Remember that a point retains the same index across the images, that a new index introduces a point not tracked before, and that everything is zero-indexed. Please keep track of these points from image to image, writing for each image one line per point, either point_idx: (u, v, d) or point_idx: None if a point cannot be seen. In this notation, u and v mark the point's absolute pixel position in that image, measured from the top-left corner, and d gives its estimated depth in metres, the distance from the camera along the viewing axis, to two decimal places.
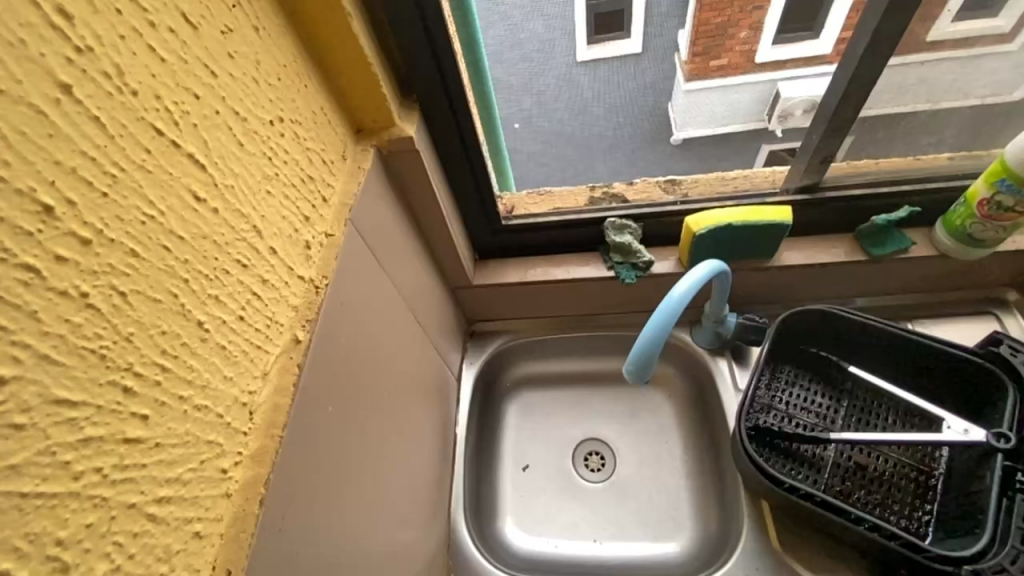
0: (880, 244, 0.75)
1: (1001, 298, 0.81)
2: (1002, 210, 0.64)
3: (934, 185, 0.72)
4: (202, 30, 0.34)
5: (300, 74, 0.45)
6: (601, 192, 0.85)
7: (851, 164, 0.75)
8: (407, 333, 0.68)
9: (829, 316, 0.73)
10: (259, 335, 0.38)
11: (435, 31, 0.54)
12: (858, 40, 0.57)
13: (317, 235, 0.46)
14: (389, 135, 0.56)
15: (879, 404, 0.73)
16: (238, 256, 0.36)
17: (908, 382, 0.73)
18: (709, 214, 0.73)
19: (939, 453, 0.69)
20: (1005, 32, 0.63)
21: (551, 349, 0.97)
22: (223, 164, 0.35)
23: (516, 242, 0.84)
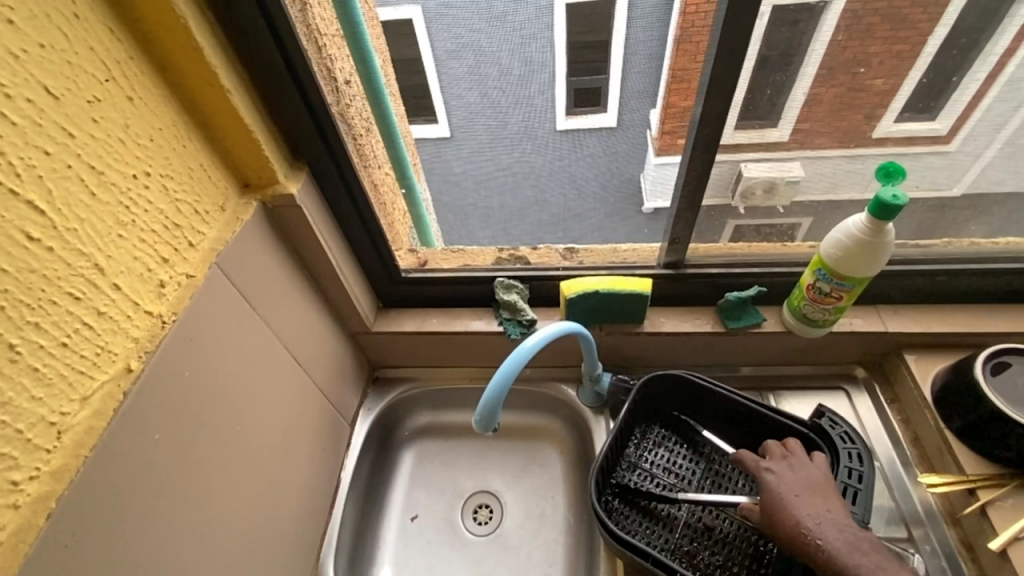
0: (736, 318, 0.84)
1: (853, 375, 0.88)
2: (822, 294, 0.73)
3: (779, 269, 0.82)
4: (64, 100, 0.41)
5: (178, 136, 0.53)
6: (508, 254, 0.93)
7: (718, 245, 0.84)
8: (286, 374, 0.71)
9: (688, 382, 0.79)
10: (84, 361, 0.42)
11: (319, 110, 0.62)
12: (688, 143, 0.68)
13: (175, 275, 0.52)
14: (273, 192, 0.63)
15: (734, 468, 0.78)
16: (71, 289, 0.41)
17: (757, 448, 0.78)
18: (581, 280, 0.81)
19: None
20: (942, 134, 0.69)
21: (451, 399, 1.01)
22: (67, 209, 0.41)
23: (415, 294, 0.91)
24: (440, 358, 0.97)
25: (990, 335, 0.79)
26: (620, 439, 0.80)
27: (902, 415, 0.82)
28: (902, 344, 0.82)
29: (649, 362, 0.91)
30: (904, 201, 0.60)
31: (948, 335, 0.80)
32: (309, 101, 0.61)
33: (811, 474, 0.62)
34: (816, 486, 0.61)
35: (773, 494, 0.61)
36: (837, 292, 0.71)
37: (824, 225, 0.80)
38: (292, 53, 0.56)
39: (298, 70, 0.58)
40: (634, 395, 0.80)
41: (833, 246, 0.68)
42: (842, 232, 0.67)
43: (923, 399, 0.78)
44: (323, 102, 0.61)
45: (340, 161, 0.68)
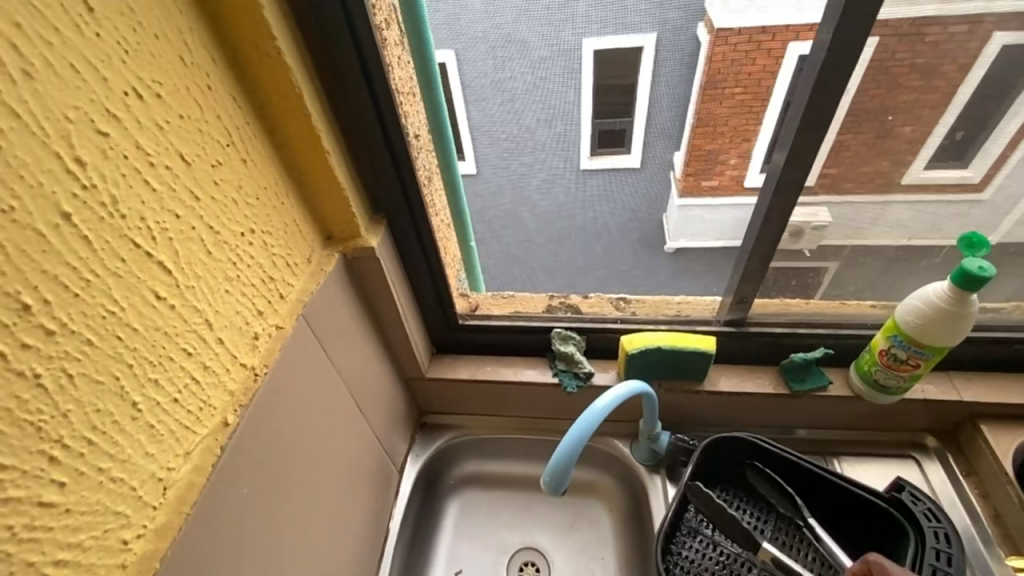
0: (801, 380, 0.82)
1: (922, 443, 0.85)
2: (897, 360, 0.71)
3: (846, 331, 0.80)
4: (194, 165, 0.43)
5: (279, 194, 0.55)
6: (559, 301, 0.93)
7: (779, 302, 0.85)
8: (349, 421, 0.72)
9: (753, 445, 0.77)
10: (189, 416, 0.43)
11: (404, 169, 0.64)
12: (761, 205, 0.68)
13: (267, 327, 0.53)
14: (354, 244, 0.65)
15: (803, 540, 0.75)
16: (185, 345, 0.43)
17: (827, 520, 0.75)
18: (643, 335, 0.80)
19: None
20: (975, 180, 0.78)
21: (498, 448, 0.99)
22: (188, 268, 0.43)
23: (471, 342, 0.91)
24: (490, 406, 0.97)
25: None
26: (682, 503, 0.77)
27: (980, 489, 0.77)
28: (976, 414, 0.79)
29: (705, 420, 0.89)
30: (992, 273, 0.60)
31: None
32: (396, 160, 0.63)
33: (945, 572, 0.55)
34: None
35: None
36: (914, 359, 0.69)
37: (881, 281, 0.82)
38: (387, 116, 0.59)
39: (390, 131, 0.60)
40: (698, 456, 0.78)
41: (909, 312, 0.66)
42: (919, 298, 0.66)
43: (1004, 474, 0.74)
44: (409, 161, 0.64)
45: (416, 215, 0.70)
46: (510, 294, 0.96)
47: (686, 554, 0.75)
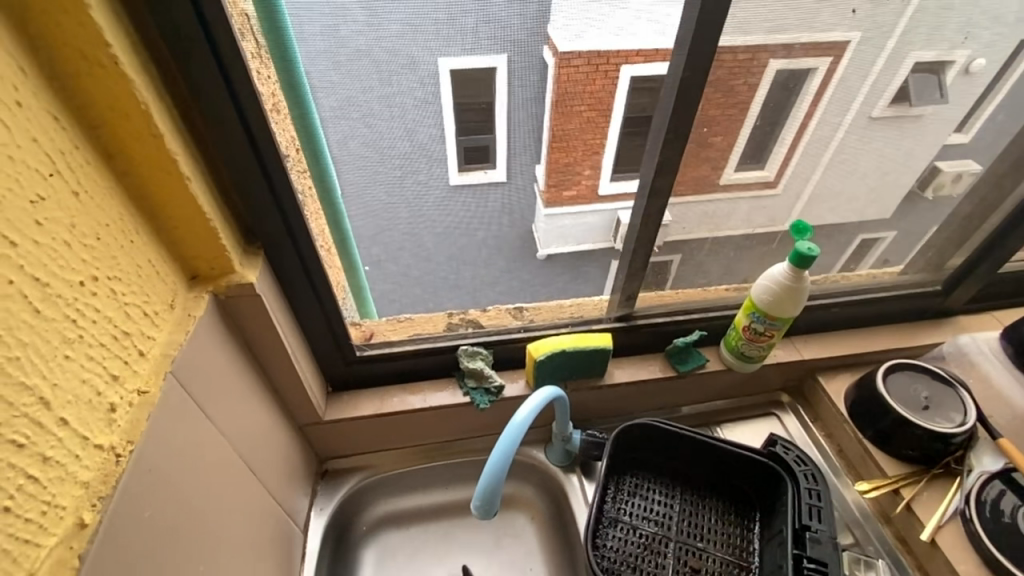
0: (685, 361, 0.91)
1: (779, 400, 1.00)
2: (757, 333, 0.83)
3: (714, 313, 0.91)
4: (5, 202, 0.34)
5: (126, 231, 0.46)
6: (459, 318, 0.91)
7: (658, 295, 0.92)
8: (240, 487, 0.61)
9: (655, 429, 0.83)
10: (28, 526, 0.33)
11: (283, 193, 0.58)
12: (637, 210, 0.75)
13: (126, 394, 0.43)
14: (228, 281, 0.57)
15: (704, 505, 0.84)
16: (14, 435, 0.33)
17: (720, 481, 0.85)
18: (546, 341, 0.83)
19: (753, 546, 0.80)
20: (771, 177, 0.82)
21: (411, 480, 0.94)
22: (9, 335, 0.33)
23: (372, 372, 0.85)
24: (398, 438, 0.91)
25: (875, 354, 0.96)
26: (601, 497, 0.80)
27: (825, 431, 0.94)
28: (814, 369, 0.96)
29: (609, 413, 0.94)
30: (816, 253, 0.72)
31: (847, 357, 0.95)
32: (271, 183, 0.56)
33: None
34: None
35: None
36: (770, 330, 0.82)
37: (732, 266, 0.94)
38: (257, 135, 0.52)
39: (263, 151, 0.54)
40: (608, 449, 0.82)
41: (763, 291, 0.78)
42: (769, 279, 0.78)
43: (841, 415, 0.90)
44: (286, 184, 0.57)
45: (300, 242, 0.63)
46: (407, 316, 0.92)
47: (610, 545, 0.78)
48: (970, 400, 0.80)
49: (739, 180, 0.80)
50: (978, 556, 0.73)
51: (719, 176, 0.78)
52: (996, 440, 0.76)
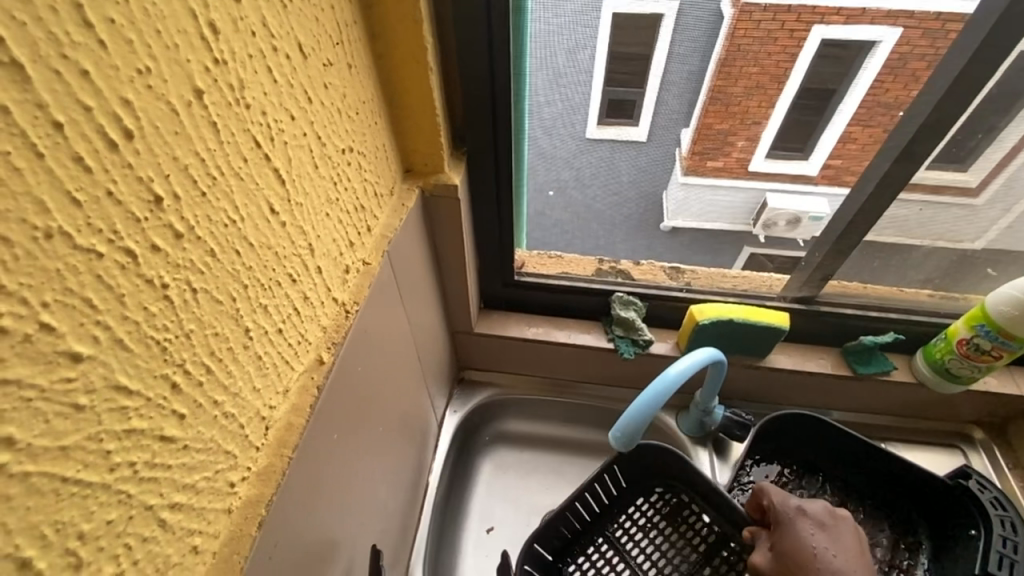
0: (866, 363, 0.79)
1: (968, 435, 0.85)
2: (978, 351, 0.69)
3: (918, 317, 0.78)
4: (310, 60, 0.37)
5: (373, 111, 0.49)
6: (609, 265, 0.86)
7: (845, 285, 0.79)
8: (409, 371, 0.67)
9: (816, 421, 0.76)
10: (289, 351, 0.38)
11: (501, 106, 0.58)
12: (868, 180, 0.64)
13: (356, 261, 0.48)
14: (436, 180, 0.59)
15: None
16: (291, 270, 0.37)
17: (738, 551, 0.67)
18: (713, 306, 0.77)
19: None
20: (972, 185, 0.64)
21: (536, 409, 0.96)
22: (298, 181, 0.37)
23: (525, 298, 0.86)
24: (531, 367, 0.93)
25: None
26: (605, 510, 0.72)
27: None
28: None
29: (756, 397, 0.87)
30: None
31: None
32: (493, 90, 0.57)
33: (848, 544, 0.55)
34: (859, 561, 0.54)
35: (798, 546, 0.54)
36: (998, 351, 0.67)
37: (956, 273, 0.75)
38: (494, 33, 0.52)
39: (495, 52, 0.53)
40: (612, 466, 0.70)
41: (1004, 301, 0.64)
42: (1015, 287, 0.64)
43: None
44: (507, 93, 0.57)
45: (500, 151, 0.63)
46: (557, 252, 0.87)
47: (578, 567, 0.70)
48: None
49: (930, 181, 0.64)
50: None
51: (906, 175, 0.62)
52: None
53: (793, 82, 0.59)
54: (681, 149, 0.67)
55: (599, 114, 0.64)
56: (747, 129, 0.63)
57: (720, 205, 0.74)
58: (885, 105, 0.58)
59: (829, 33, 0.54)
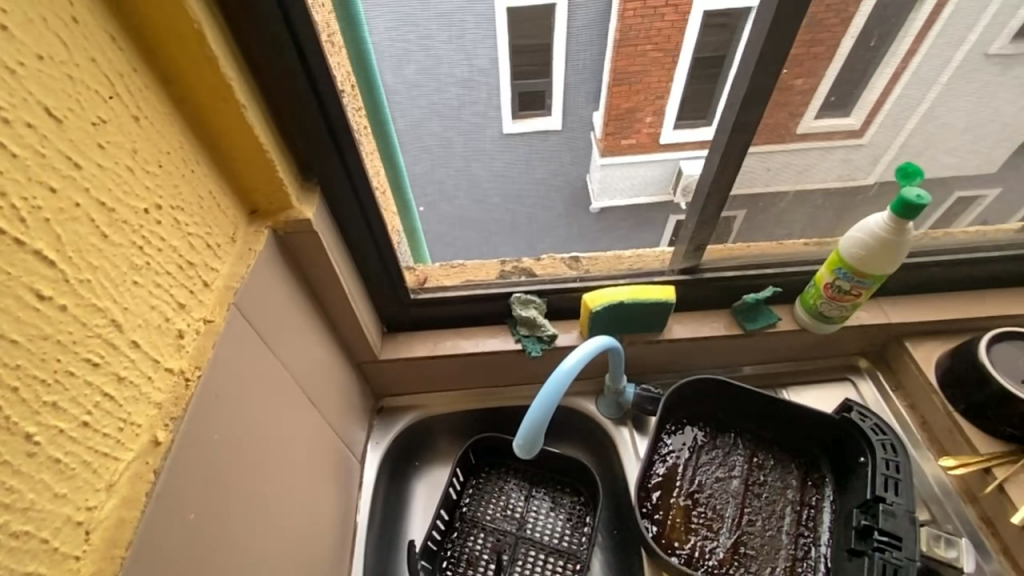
0: (753, 319, 0.84)
1: (856, 365, 0.92)
2: (842, 292, 0.74)
3: (790, 269, 0.82)
4: (68, 123, 0.33)
5: (186, 159, 0.45)
6: (512, 265, 0.87)
7: (727, 247, 0.84)
8: (302, 416, 0.64)
9: (720, 382, 0.80)
10: (108, 440, 0.35)
11: (341, 134, 0.56)
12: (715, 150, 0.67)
13: (193, 322, 0.45)
14: (286, 217, 0.56)
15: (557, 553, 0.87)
16: (91, 354, 0.34)
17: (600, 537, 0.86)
18: (604, 291, 0.79)
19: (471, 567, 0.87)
20: (857, 128, 0.70)
21: (464, 422, 0.95)
22: (79, 257, 0.34)
23: (426, 316, 0.84)
24: (449, 381, 0.92)
25: (981, 321, 0.85)
26: (540, 473, 0.95)
27: (907, 401, 0.86)
28: (902, 334, 0.86)
29: (665, 368, 0.90)
30: (928, 201, 0.62)
31: (944, 322, 0.85)
32: (328, 117, 0.54)
33: None
34: None
35: None
36: (858, 289, 0.73)
37: (827, 212, 0.81)
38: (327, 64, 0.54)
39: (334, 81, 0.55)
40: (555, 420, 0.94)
41: (853, 244, 0.69)
42: (863, 230, 0.68)
43: (929, 385, 0.82)
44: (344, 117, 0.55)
45: (354, 176, 0.61)
46: (460, 261, 0.88)
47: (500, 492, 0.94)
48: None
49: (822, 129, 0.69)
50: None
51: (797, 127, 0.68)
52: None
53: (688, 49, 0.66)
54: (597, 131, 0.80)
55: (512, 110, 0.72)
56: (653, 98, 0.70)
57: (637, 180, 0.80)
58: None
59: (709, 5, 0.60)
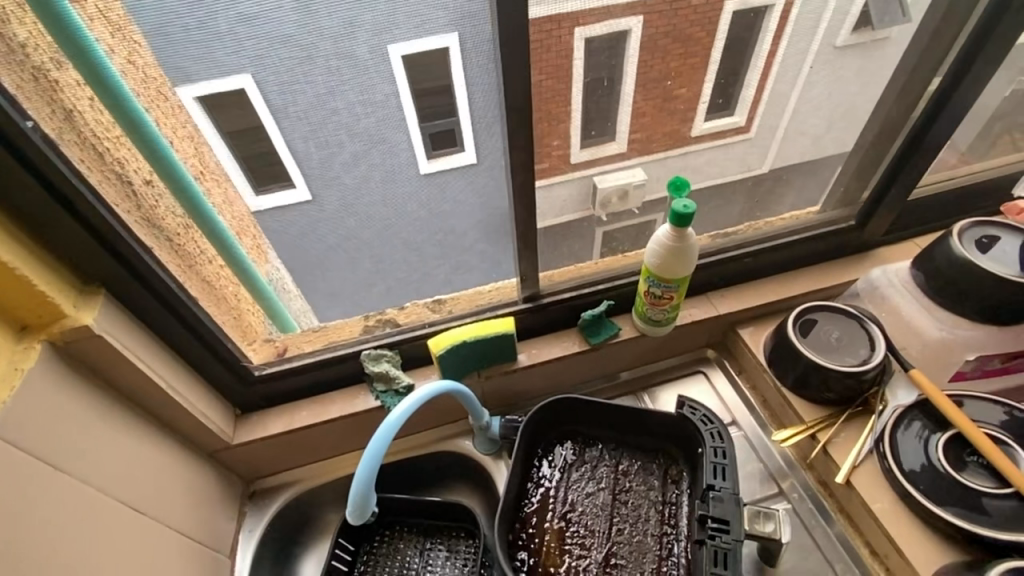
0: (598, 333, 0.88)
1: (705, 357, 0.98)
2: (657, 297, 0.80)
3: (619, 281, 0.88)
4: None
5: None
6: (376, 319, 0.88)
7: (562, 270, 0.89)
8: (128, 524, 0.62)
9: (574, 400, 0.84)
10: None
11: (109, 236, 0.57)
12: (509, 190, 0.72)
13: None
14: (61, 327, 0.55)
15: None
16: None
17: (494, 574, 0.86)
18: (446, 334, 0.81)
19: None
20: (742, 124, 0.83)
21: (345, 489, 0.93)
22: None
23: (277, 390, 0.83)
24: (319, 451, 0.90)
25: (795, 298, 0.94)
26: (430, 523, 0.93)
27: (750, 383, 0.92)
28: (735, 322, 0.94)
29: (531, 393, 0.93)
30: (693, 210, 0.69)
31: (765, 306, 0.93)
32: (90, 224, 0.56)
33: None
34: None
35: None
36: (668, 293, 0.78)
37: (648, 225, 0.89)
38: (116, 163, 0.60)
39: (125, 179, 0.62)
40: (434, 465, 0.94)
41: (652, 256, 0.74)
42: (655, 242, 0.73)
43: (760, 364, 0.89)
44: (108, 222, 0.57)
45: (140, 270, 0.61)
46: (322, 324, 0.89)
47: (393, 553, 0.91)
48: (879, 335, 0.80)
49: (713, 128, 0.81)
50: (893, 492, 0.73)
51: (693, 129, 0.80)
52: (907, 372, 0.76)
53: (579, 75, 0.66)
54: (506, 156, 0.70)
55: (426, 148, 0.70)
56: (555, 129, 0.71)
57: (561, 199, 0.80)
58: (654, 80, 0.71)
59: (589, 32, 0.62)
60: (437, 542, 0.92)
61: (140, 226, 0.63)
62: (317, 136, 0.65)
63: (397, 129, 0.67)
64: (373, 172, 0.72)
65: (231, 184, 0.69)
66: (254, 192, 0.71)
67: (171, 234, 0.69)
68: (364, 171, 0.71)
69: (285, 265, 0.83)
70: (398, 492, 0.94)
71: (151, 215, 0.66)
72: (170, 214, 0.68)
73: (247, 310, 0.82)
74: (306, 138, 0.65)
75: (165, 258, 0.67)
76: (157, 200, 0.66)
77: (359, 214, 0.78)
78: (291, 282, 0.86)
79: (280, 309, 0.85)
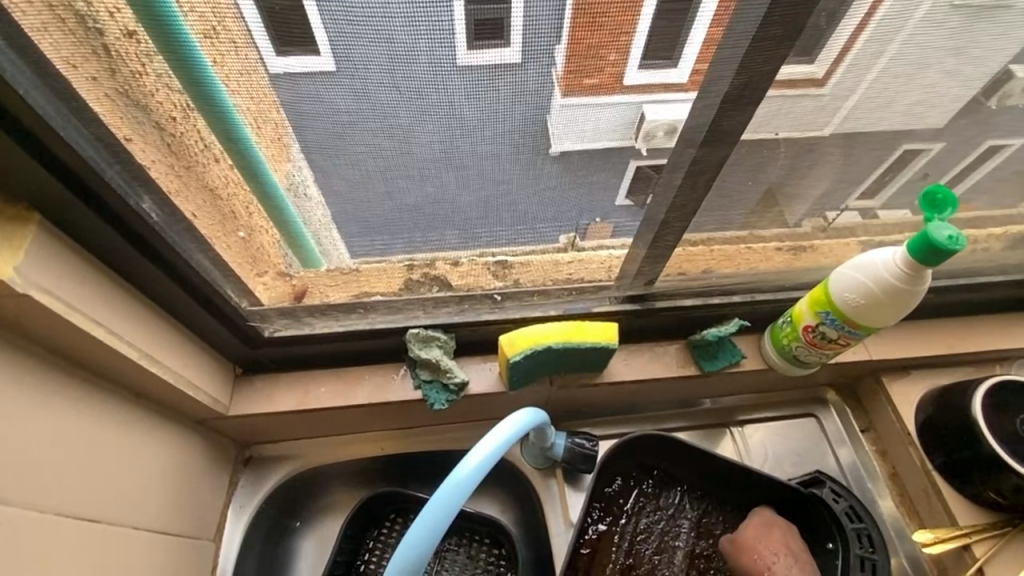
0: (712, 357, 0.67)
1: (823, 398, 0.78)
2: (825, 339, 0.57)
3: (762, 296, 0.66)
4: None
5: None
6: (422, 271, 0.61)
7: (688, 250, 0.60)
8: (82, 537, 0.46)
9: (657, 437, 0.65)
10: None
11: (44, 136, 0.36)
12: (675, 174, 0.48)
13: None
14: None
15: None
16: None
17: None
18: (526, 333, 0.60)
19: None
20: (817, 77, 0.41)
21: (360, 472, 0.76)
22: None
23: (292, 355, 0.64)
24: (333, 428, 0.72)
25: (969, 357, 0.72)
26: (458, 524, 0.75)
27: (878, 446, 0.74)
28: (880, 369, 0.73)
29: (606, 406, 0.74)
30: (961, 244, 0.46)
31: (933, 357, 0.71)
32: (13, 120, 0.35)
33: None
34: None
35: None
36: (845, 339, 0.56)
37: (835, 203, 0.59)
38: None
39: (91, 24, 0.35)
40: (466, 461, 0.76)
41: (849, 289, 0.52)
42: (860, 270, 0.51)
43: (906, 434, 0.69)
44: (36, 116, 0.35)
45: (88, 180, 0.40)
46: (353, 265, 0.59)
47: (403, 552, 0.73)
48: None
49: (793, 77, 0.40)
50: None
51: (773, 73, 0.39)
52: None
53: None
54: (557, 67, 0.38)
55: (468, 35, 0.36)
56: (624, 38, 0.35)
57: (746, 190, 0.54)
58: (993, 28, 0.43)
59: None
60: (455, 546, 0.74)
61: (109, 106, 0.39)
62: (423, 22, 0.35)
63: (550, 10, 0.35)
64: (505, 107, 0.41)
65: (256, 55, 0.37)
66: (275, 50, 0.37)
67: (162, 119, 0.42)
68: (488, 103, 0.41)
69: (322, 166, 0.46)
70: (420, 486, 0.77)
71: (134, 89, 0.40)
72: (161, 86, 0.40)
73: (263, 231, 0.53)
74: (405, 28, 0.36)
75: (145, 160, 0.43)
76: (142, 63, 0.38)
77: (462, 158, 0.46)
78: (316, 189, 0.49)
79: (305, 242, 0.55)
